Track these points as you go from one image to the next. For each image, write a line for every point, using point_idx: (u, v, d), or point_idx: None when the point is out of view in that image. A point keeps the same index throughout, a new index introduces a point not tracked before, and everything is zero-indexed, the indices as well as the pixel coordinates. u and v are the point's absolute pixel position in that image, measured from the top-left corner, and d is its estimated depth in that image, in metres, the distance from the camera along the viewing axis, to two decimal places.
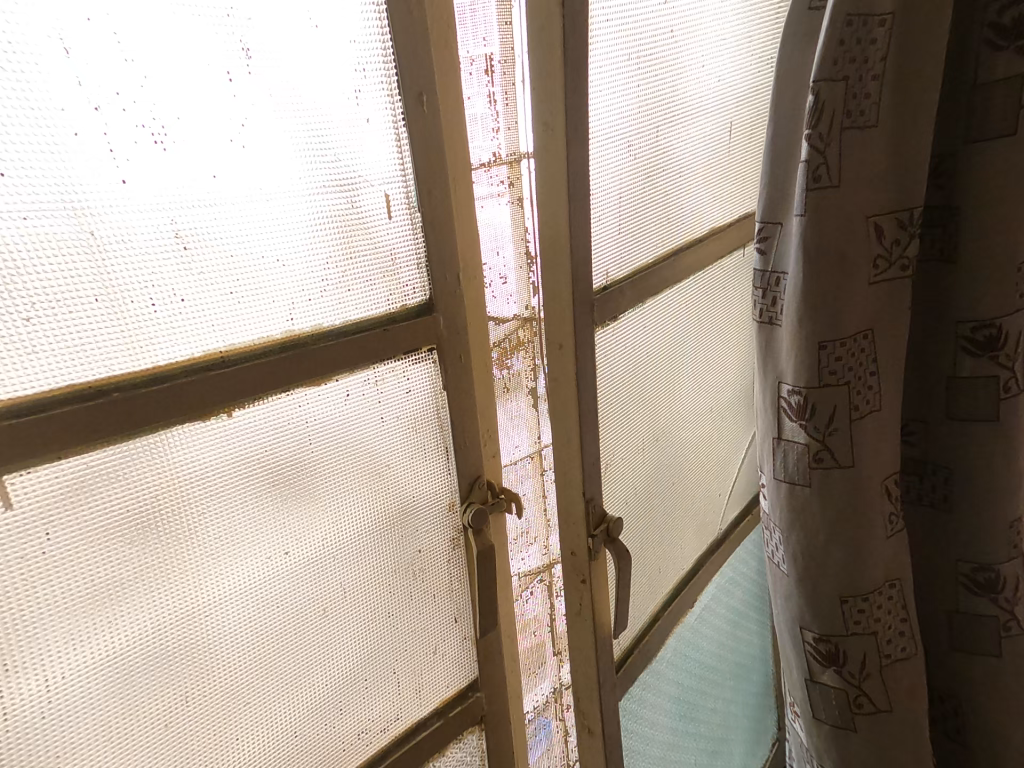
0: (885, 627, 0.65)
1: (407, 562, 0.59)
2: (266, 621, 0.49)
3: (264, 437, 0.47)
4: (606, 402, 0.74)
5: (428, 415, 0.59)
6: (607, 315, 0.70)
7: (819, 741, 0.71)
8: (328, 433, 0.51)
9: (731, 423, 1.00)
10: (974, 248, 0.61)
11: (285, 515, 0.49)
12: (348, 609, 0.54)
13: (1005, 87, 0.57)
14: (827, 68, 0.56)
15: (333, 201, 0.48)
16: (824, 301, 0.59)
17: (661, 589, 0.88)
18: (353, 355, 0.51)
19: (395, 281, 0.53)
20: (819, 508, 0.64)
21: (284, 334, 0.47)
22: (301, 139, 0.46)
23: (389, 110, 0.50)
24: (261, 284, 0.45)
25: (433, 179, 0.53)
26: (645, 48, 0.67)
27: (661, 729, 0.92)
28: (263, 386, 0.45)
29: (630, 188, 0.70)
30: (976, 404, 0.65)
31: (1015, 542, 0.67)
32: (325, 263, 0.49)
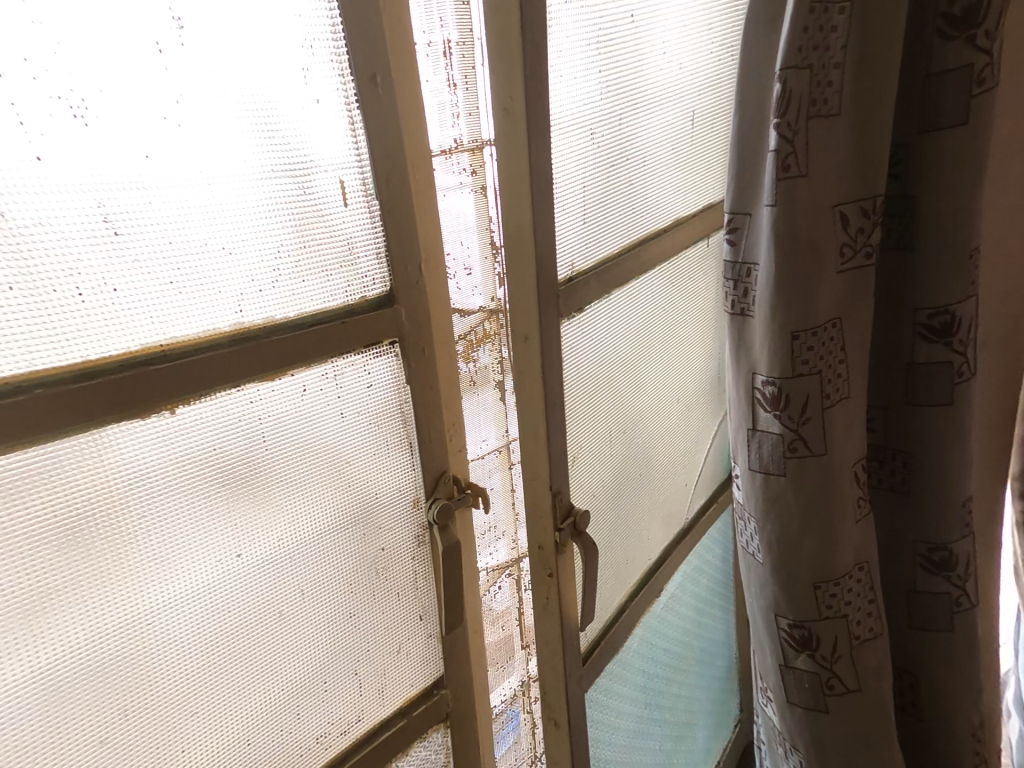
0: (854, 610, 0.67)
1: (370, 560, 0.57)
2: (216, 625, 0.47)
3: (212, 436, 0.45)
4: (573, 394, 0.74)
5: (391, 410, 0.57)
6: (574, 306, 0.69)
7: (792, 724, 0.72)
8: (284, 430, 0.49)
9: (697, 414, 1.01)
10: (928, 237, 0.62)
11: (237, 515, 0.47)
12: (307, 612, 0.53)
13: (957, 78, 0.58)
14: (793, 56, 0.56)
15: (283, 186, 0.46)
16: (797, 291, 0.59)
17: (628, 580, 0.88)
18: (309, 348, 0.49)
19: (353, 272, 0.52)
20: (792, 496, 0.64)
21: (233, 327, 0.45)
22: (245, 119, 0.43)
23: (342, 91, 0.48)
24: (204, 273, 0.43)
25: (392, 166, 0.51)
26: (606, 33, 0.66)
27: (628, 717, 0.93)
28: (210, 381, 0.43)
29: (594, 178, 0.70)
30: (932, 389, 0.66)
31: (966, 520, 0.70)
32: (277, 252, 0.47)
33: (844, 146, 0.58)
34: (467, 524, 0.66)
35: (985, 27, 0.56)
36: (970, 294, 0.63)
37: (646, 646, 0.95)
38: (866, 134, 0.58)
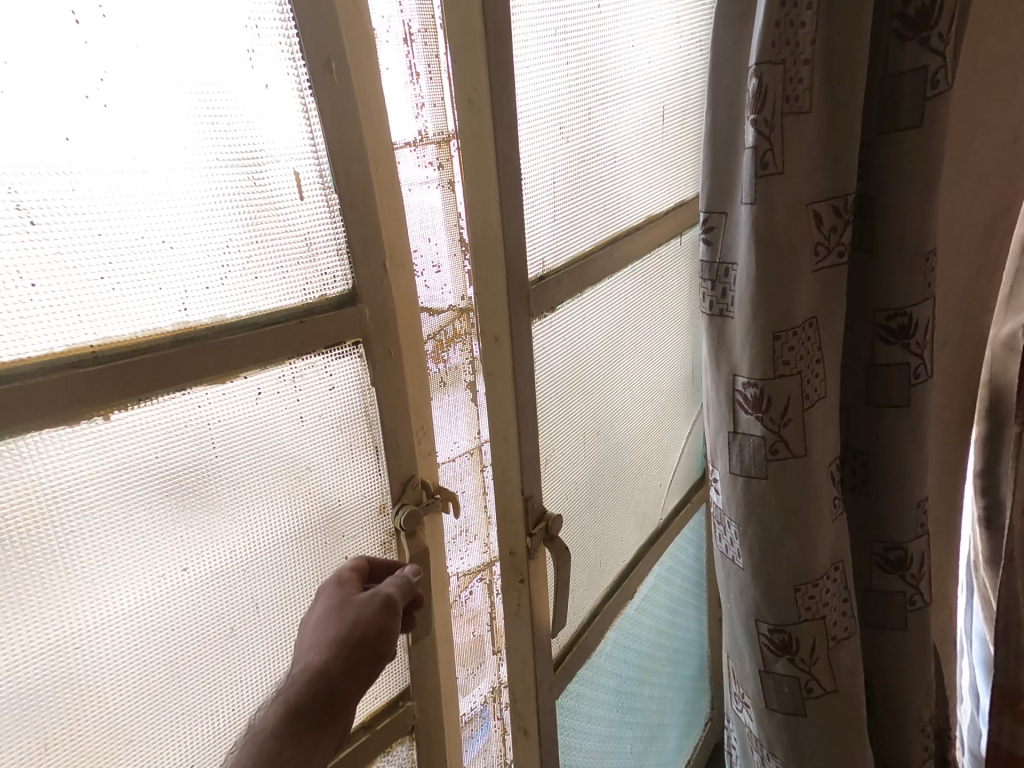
0: (832, 611, 0.67)
1: (331, 570, 0.55)
2: (158, 644, 0.44)
3: (153, 444, 0.42)
4: (545, 396, 0.72)
5: (355, 413, 0.55)
6: (545, 305, 0.68)
7: (769, 729, 0.72)
8: (236, 436, 0.47)
9: (672, 413, 1.00)
10: (887, 238, 0.62)
11: (181, 527, 0.44)
12: (261, 626, 0.50)
13: (911, 79, 0.58)
14: (767, 51, 0.55)
15: (231, 176, 0.43)
16: (776, 292, 0.58)
17: (601, 583, 0.87)
18: (262, 349, 0.46)
19: (311, 268, 0.49)
20: (770, 498, 0.64)
21: (177, 327, 0.42)
22: (183, 103, 0.40)
23: (293, 75, 0.45)
24: (142, 268, 0.40)
25: (350, 157, 0.49)
26: (573, 25, 0.64)
27: (599, 722, 0.92)
28: (149, 384, 0.40)
29: (564, 173, 0.68)
30: (891, 390, 0.67)
31: (921, 520, 0.71)
32: (226, 246, 0.44)
33: (815, 144, 0.58)
34: (436, 529, 0.65)
35: (936, 30, 0.56)
36: (926, 296, 0.63)
37: (619, 649, 0.94)
38: (835, 133, 0.58)
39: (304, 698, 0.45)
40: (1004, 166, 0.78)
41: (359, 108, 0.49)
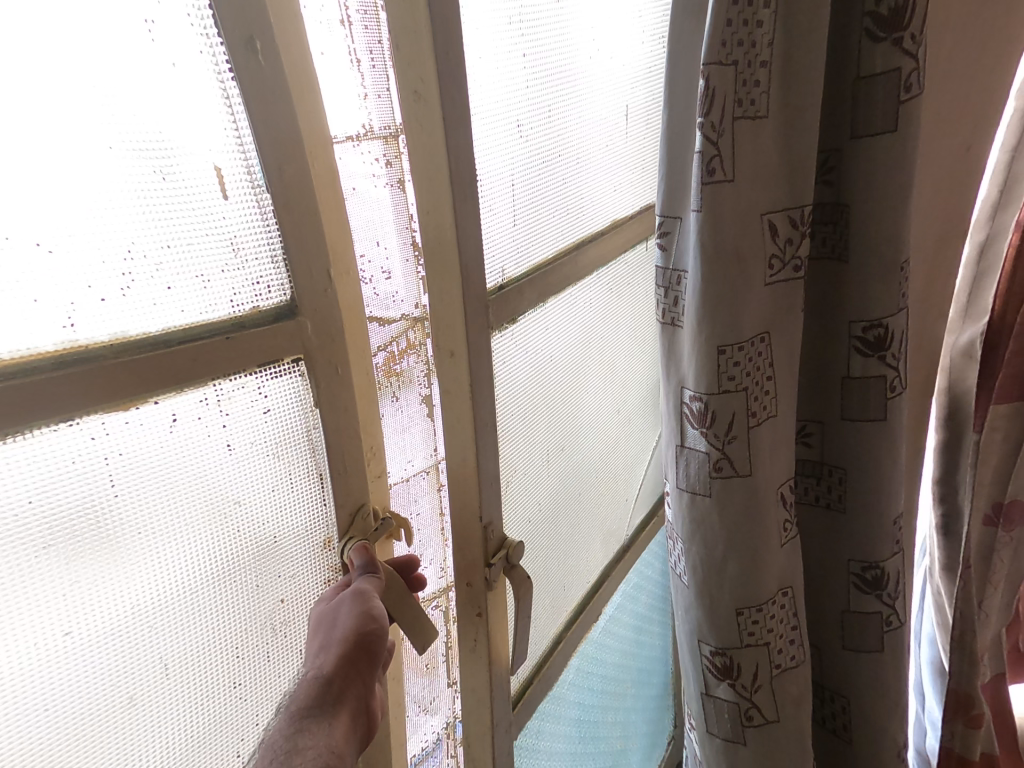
0: (777, 637, 0.64)
1: (264, 617, 0.50)
2: (32, 724, 0.37)
3: (26, 490, 0.35)
4: (506, 415, 0.67)
5: (296, 439, 0.49)
6: (504, 317, 0.63)
7: (710, 754, 0.69)
8: (140, 474, 0.40)
9: (638, 425, 0.97)
10: (861, 250, 0.62)
11: (71, 579, 0.38)
12: (170, 689, 0.44)
13: (885, 82, 0.57)
14: (716, 51, 0.51)
15: (132, 167, 0.37)
16: (724, 303, 0.55)
17: (566, 607, 0.83)
18: (176, 371, 0.40)
19: (240, 276, 0.43)
20: (717, 518, 0.60)
21: (62, 348, 0.35)
22: (61, 78, 0.34)
23: (208, 56, 0.40)
24: (12, 276, 0.33)
25: (285, 152, 0.43)
26: (529, 14, 0.60)
27: (560, 754, 0.87)
28: (24, 416, 0.34)
29: (525, 175, 0.64)
30: (867, 404, 0.66)
31: (896, 537, 0.71)
32: (127, 252, 0.38)
33: (772, 148, 0.55)
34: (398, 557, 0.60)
35: (910, 30, 0.55)
36: (900, 306, 0.63)
37: (582, 674, 0.90)
38: (795, 138, 0.55)
39: (311, 699, 0.46)
40: (961, 177, 0.78)
41: (291, 91, 0.43)
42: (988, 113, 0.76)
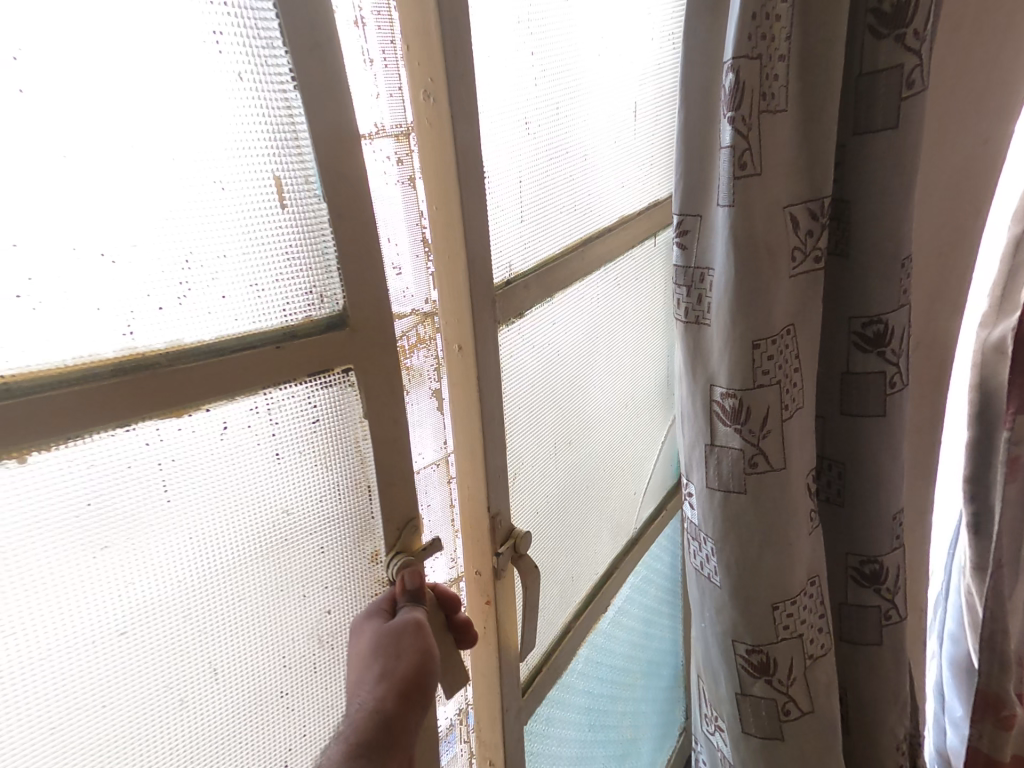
0: (809, 629, 0.62)
1: (313, 617, 0.51)
2: (89, 714, 0.39)
3: (85, 491, 0.37)
4: (513, 410, 0.68)
5: (345, 446, 0.50)
6: (511, 312, 0.64)
7: (747, 754, 0.67)
8: (192, 481, 0.41)
9: (647, 420, 0.98)
10: (865, 246, 0.62)
11: (130, 575, 0.40)
12: (219, 685, 0.45)
13: (887, 78, 0.57)
14: (743, 45, 0.52)
15: (190, 182, 0.39)
16: (753, 296, 0.55)
17: (574, 598, 0.84)
18: (230, 377, 0.41)
19: (293, 285, 0.44)
20: (750, 514, 0.59)
21: (122, 354, 0.37)
22: (172, 107, 0.37)
23: (272, 67, 0.41)
24: (74, 287, 0.35)
25: (347, 158, 0.45)
26: (537, 14, 0.61)
27: (569, 742, 0.88)
28: (88, 418, 0.35)
29: (533, 172, 0.65)
30: (867, 400, 0.67)
31: (897, 533, 0.71)
32: (183, 263, 0.39)
33: (792, 143, 0.56)
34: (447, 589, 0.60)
35: (912, 27, 0.56)
36: (900, 302, 0.64)
37: (591, 664, 0.92)
38: (811, 133, 0.56)
39: (367, 735, 0.48)
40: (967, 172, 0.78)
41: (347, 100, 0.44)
42: (1003, 105, 0.76)
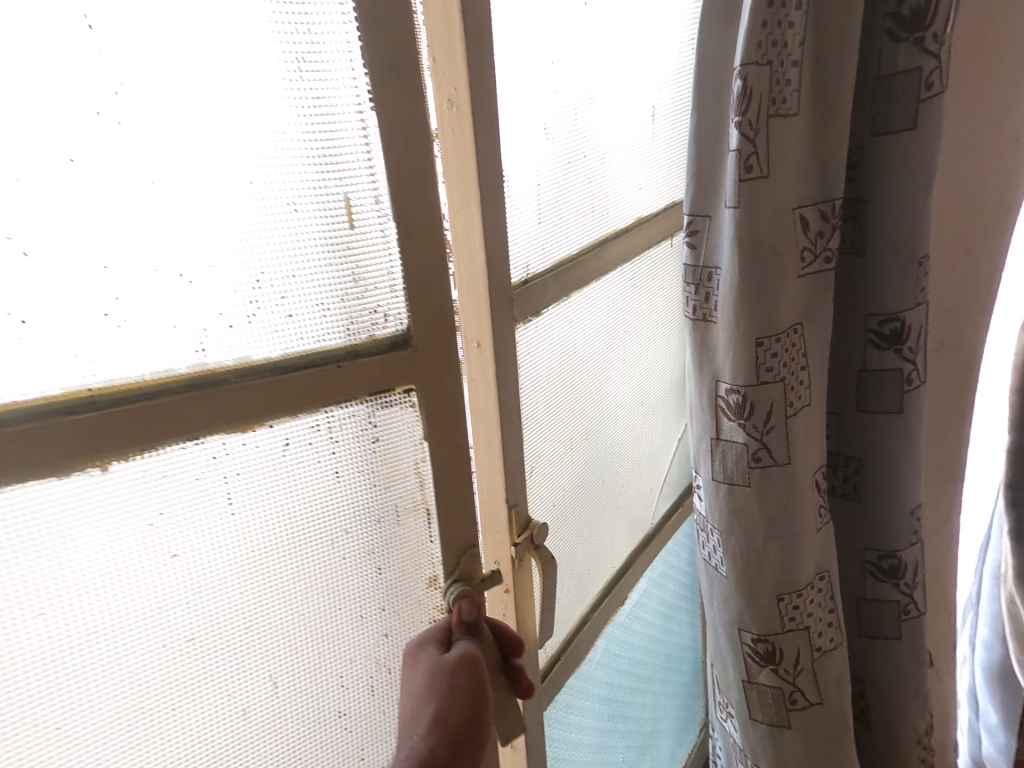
0: (816, 621, 0.63)
1: (365, 613, 0.55)
2: (162, 678, 0.45)
3: (170, 492, 0.42)
4: (529, 405, 0.70)
5: (403, 463, 0.55)
6: (529, 310, 0.66)
7: (754, 740, 0.68)
8: (259, 489, 0.47)
9: (663, 417, 0.99)
10: (881, 244, 0.63)
11: (208, 558, 0.45)
12: (272, 667, 0.50)
13: (905, 80, 0.59)
14: (753, 51, 0.53)
15: (271, 208, 0.44)
16: (760, 295, 0.56)
17: (591, 590, 0.86)
18: (292, 395, 0.46)
19: (358, 305, 0.50)
20: (756, 509, 0.60)
21: (193, 370, 0.42)
22: (260, 142, 0.42)
23: (358, 102, 0.46)
24: (160, 303, 0.40)
25: (416, 185, 0.50)
26: (559, 24, 0.64)
27: (588, 731, 0.90)
28: (160, 428, 0.40)
29: (552, 175, 0.68)
30: (883, 398, 0.68)
31: (915, 529, 0.71)
32: (256, 283, 0.44)
33: (802, 146, 0.57)
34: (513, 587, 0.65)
35: (931, 30, 0.57)
36: (917, 301, 0.64)
37: (609, 656, 0.93)
38: (823, 136, 0.57)
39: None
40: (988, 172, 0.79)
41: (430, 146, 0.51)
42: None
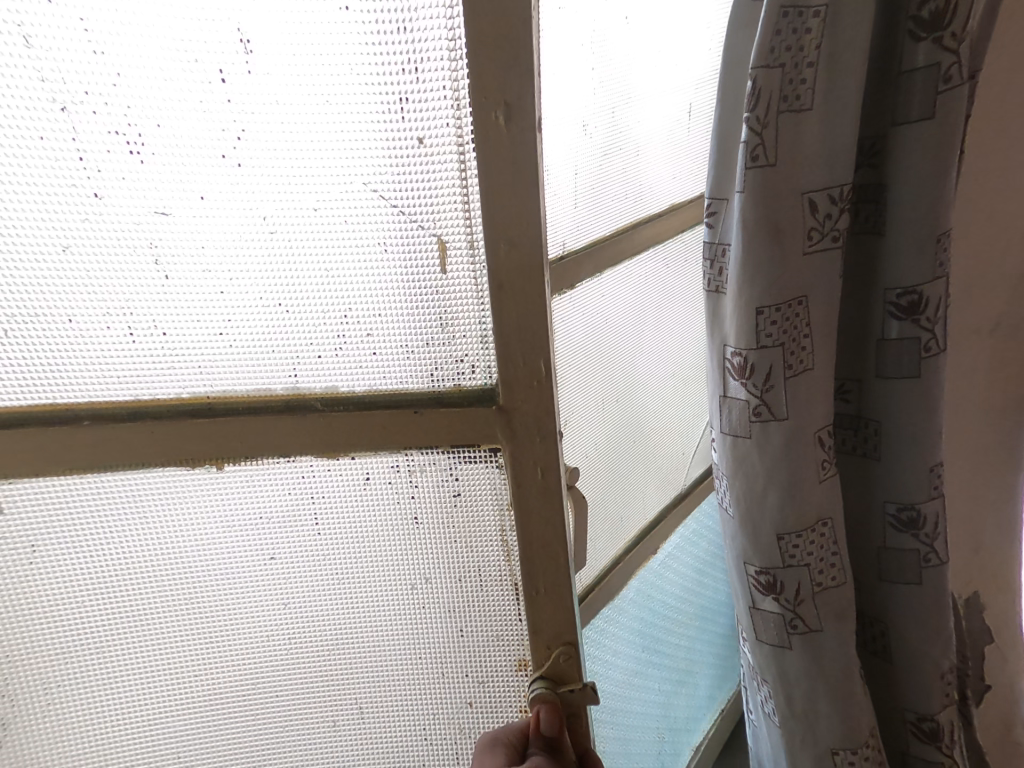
0: (817, 559, 0.72)
1: (416, 587, 0.79)
2: (263, 575, 0.76)
3: (282, 482, 0.71)
4: (564, 366, 0.80)
5: (479, 504, 0.76)
6: (563, 282, 0.76)
7: (761, 659, 0.79)
8: (349, 501, 0.74)
9: (695, 388, 1.09)
10: (898, 222, 0.70)
11: (303, 517, 0.74)
12: (338, 595, 0.78)
13: (924, 75, 0.65)
14: (765, 56, 0.62)
15: (365, 257, 0.64)
16: (762, 271, 0.66)
17: (625, 535, 0.97)
18: (367, 437, 0.69)
19: (442, 347, 0.68)
20: (756, 457, 0.71)
21: (287, 391, 0.68)
22: (362, 207, 0.62)
23: (456, 157, 0.60)
24: (276, 326, 0.65)
25: (514, 231, 0.63)
26: (601, 38, 0.74)
27: (624, 657, 1.00)
28: (250, 434, 0.67)
29: (591, 167, 0.78)
30: (901, 363, 0.74)
31: (936, 485, 0.77)
32: (344, 317, 0.66)
33: (813, 137, 0.64)
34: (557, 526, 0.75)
35: (949, 30, 0.63)
36: (937, 275, 0.70)
37: (643, 596, 1.04)
38: (838, 124, 0.63)
39: None
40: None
41: (540, 211, 0.63)
42: None
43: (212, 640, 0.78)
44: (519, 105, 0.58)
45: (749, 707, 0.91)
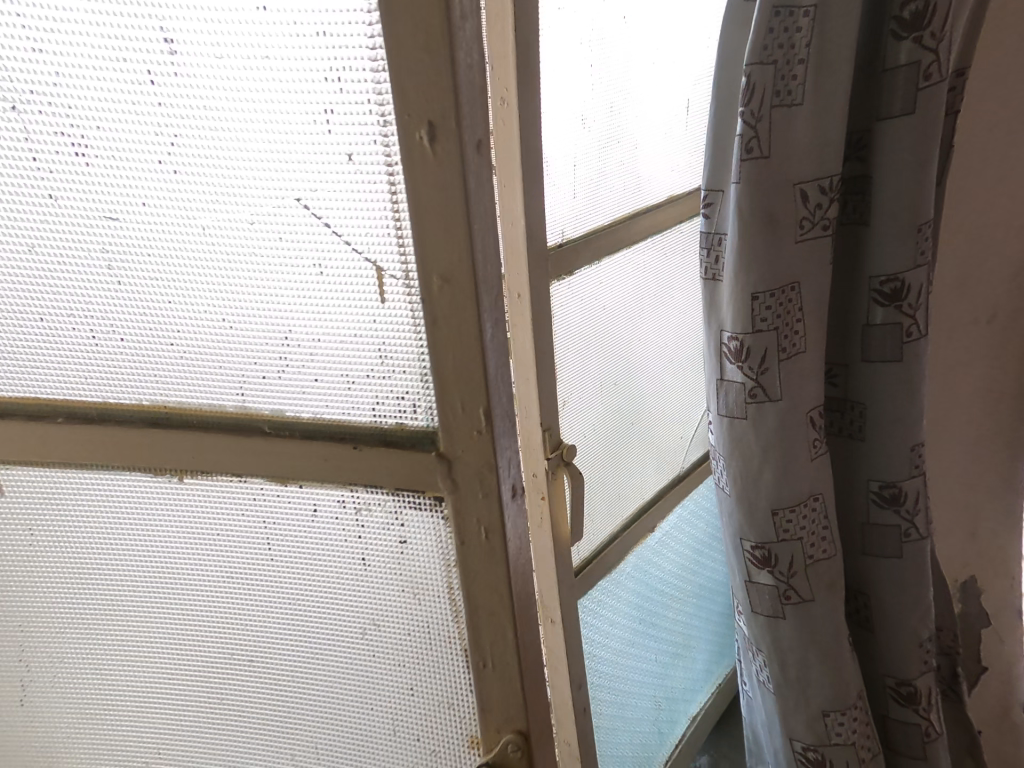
0: (810, 533, 0.76)
1: (363, 639, 0.65)
2: (203, 602, 0.66)
3: (221, 503, 0.61)
4: (563, 348, 0.83)
5: (430, 555, 0.60)
6: (562, 268, 0.79)
7: (756, 630, 0.82)
8: (291, 533, 0.62)
9: (693, 374, 1.12)
10: (882, 213, 0.74)
11: (246, 545, 0.63)
12: (283, 632, 0.66)
13: (906, 72, 0.69)
14: (759, 53, 0.65)
15: (301, 277, 0.53)
16: (755, 259, 0.69)
17: (625, 511, 1.01)
18: (308, 464, 0.57)
19: (388, 377, 0.55)
20: (752, 437, 0.74)
21: (234, 408, 0.58)
22: (293, 217, 0.51)
23: (384, 156, 0.48)
24: (217, 346, 0.56)
25: (450, 269, 0.49)
26: (599, 35, 0.76)
27: (619, 627, 1.04)
28: (181, 448, 0.58)
29: (590, 158, 0.80)
30: (885, 347, 0.78)
31: (916, 462, 0.81)
32: (286, 338, 0.55)
33: (804, 131, 0.67)
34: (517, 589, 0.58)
35: (929, 30, 0.67)
36: (917, 264, 0.74)
37: (639, 572, 1.07)
38: (827, 118, 0.66)
39: None
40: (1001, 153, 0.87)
41: (483, 245, 0.49)
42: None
43: (159, 669, 0.69)
44: (447, 123, 0.45)
45: (744, 680, 0.96)
